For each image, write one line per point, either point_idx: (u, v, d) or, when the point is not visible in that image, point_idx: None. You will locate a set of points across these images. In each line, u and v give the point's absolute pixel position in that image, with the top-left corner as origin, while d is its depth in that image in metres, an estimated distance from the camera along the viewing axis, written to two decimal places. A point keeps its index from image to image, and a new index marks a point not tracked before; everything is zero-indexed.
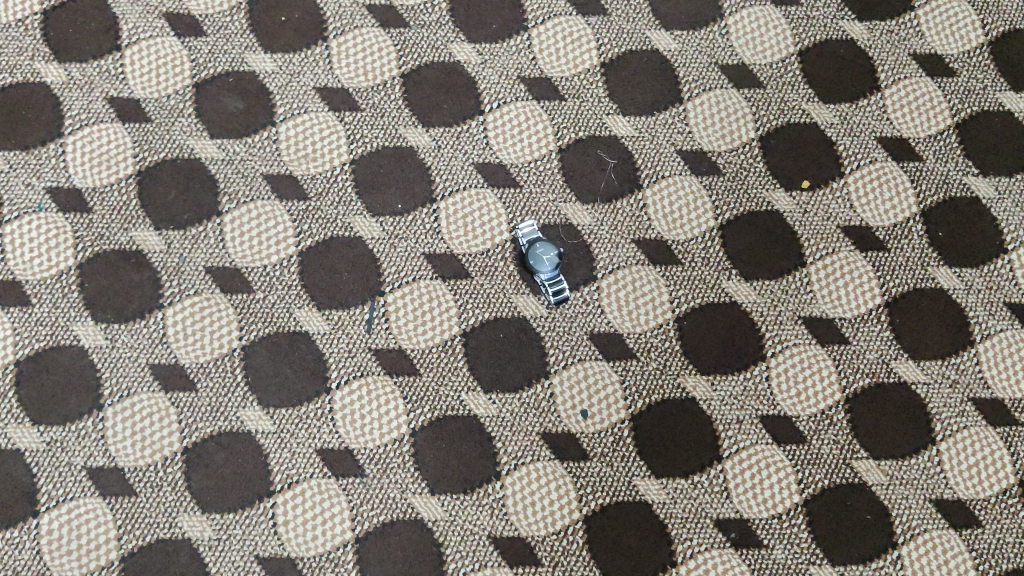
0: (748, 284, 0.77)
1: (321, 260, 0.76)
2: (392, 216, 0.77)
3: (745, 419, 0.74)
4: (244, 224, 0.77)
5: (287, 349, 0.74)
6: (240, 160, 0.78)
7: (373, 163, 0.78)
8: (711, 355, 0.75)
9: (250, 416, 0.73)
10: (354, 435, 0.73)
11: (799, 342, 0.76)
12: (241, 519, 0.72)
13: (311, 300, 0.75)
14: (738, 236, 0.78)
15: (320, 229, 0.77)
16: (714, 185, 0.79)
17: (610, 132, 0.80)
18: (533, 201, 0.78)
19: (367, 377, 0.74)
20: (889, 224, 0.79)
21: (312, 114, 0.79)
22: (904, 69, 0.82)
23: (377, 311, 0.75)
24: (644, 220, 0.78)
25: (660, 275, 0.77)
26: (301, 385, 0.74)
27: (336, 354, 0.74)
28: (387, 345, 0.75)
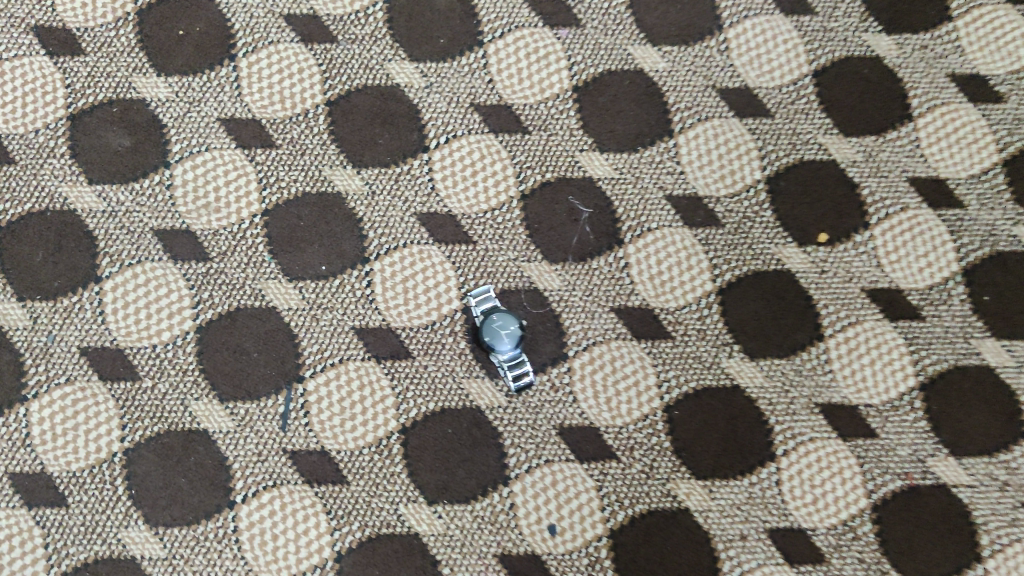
0: (753, 363, 0.62)
1: (224, 339, 0.61)
2: (314, 280, 0.62)
3: (750, 535, 0.60)
4: (129, 293, 0.62)
5: (180, 453, 0.60)
6: (125, 212, 0.63)
7: (292, 214, 0.63)
8: (708, 455, 0.61)
9: (134, 538, 0.59)
10: (264, 560, 0.59)
11: (816, 436, 0.62)
12: None
13: (212, 389, 0.61)
14: (741, 303, 0.63)
15: (222, 298, 0.62)
16: (711, 238, 0.64)
17: (584, 173, 0.65)
18: (489, 259, 0.63)
19: (282, 487, 0.60)
20: (924, 286, 0.65)
21: (215, 152, 0.65)
22: (942, 93, 0.67)
23: (294, 403, 0.61)
24: (626, 284, 0.63)
25: (645, 352, 0.62)
26: (198, 499, 0.59)
27: (243, 458, 0.60)
28: (306, 446, 0.60)
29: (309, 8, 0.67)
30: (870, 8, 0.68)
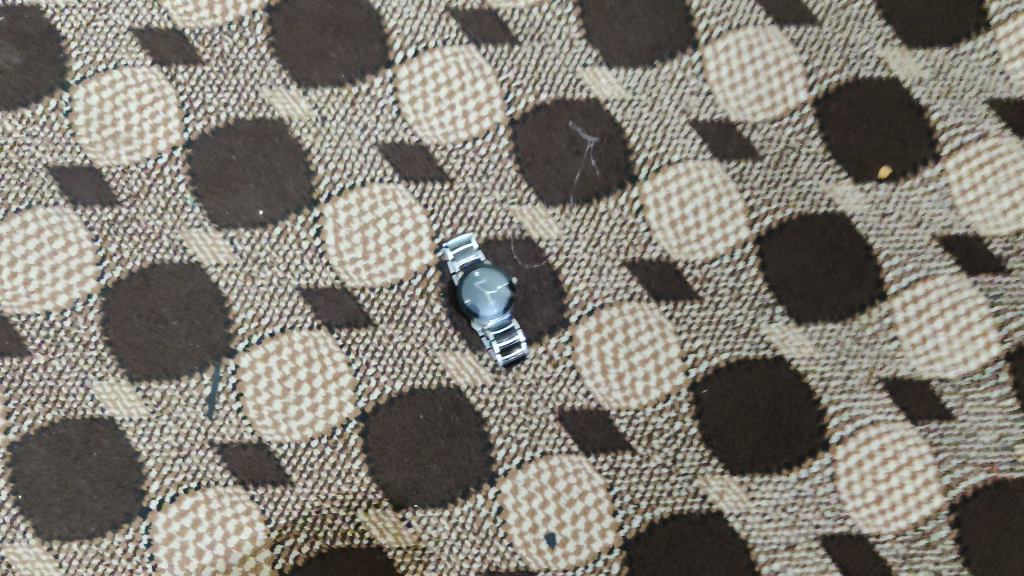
0: (801, 329, 0.50)
1: (135, 303, 0.49)
2: (248, 228, 0.50)
3: (799, 544, 0.48)
4: (17, 247, 0.49)
5: (80, 448, 0.47)
6: (13, 145, 0.50)
7: (222, 147, 0.50)
8: (745, 444, 0.49)
9: (23, 557, 0.47)
10: None
11: (879, 419, 0.50)
12: None
13: (119, 366, 0.48)
14: (783, 254, 0.51)
15: (134, 251, 0.49)
16: (746, 173, 0.52)
17: (587, 94, 0.52)
18: (469, 202, 0.50)
19: (208, 490, 0.47)
20: (1009, 231, 0.52)
21: (126, 70, 0.51)
22: None
23: (224, 383, 0.48)
24: (641, 232, 0.51)
25: (666, 316, 0.50)
26: (101, 506, 0.47)
27: (159, 454, 0.48)
28: (238, 437, 0.48)
29: None
30: None
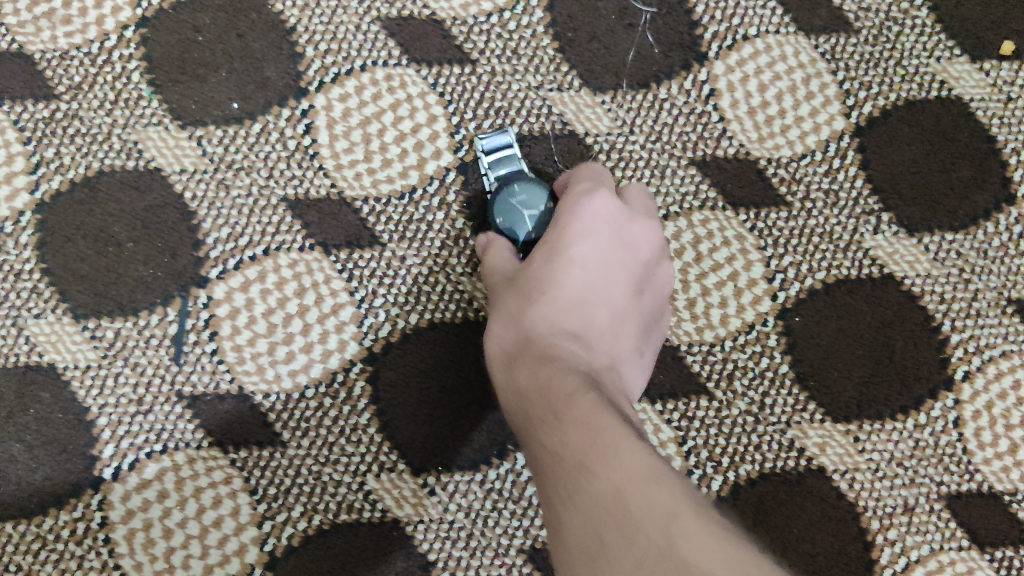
0: (913, 241, 0.40)
1: (78, 221, 0.38)
2: (220, 126, 0.39)
3: (915, 506, 0.39)
4: None
5: (12, 404, 0.37)
6: None
7: (182, 23, 0.40)
8: (850, 385, 0.39)
9: None
10: (155, 567, 0.37)
11: (1012, 350, 0.40)
12: None
13: (61, 302, 0.38)
14: (888, 149, 0.41)
15: (76, 156, 0.39)
16: (839, 50, 0.41)
17: None
18: (498, 88, 0.40)
19: (177, 454, 0.38)
20: None
21: None
22: None
23: (194, 321, 0.38)
24: (712, 123, 0.41)
25: (746, 228, 0.40)
26: (41, 476, 0.37)
27: (113, 410, 0.38)
28: (215, 387, 0.38)
29: None
30: None
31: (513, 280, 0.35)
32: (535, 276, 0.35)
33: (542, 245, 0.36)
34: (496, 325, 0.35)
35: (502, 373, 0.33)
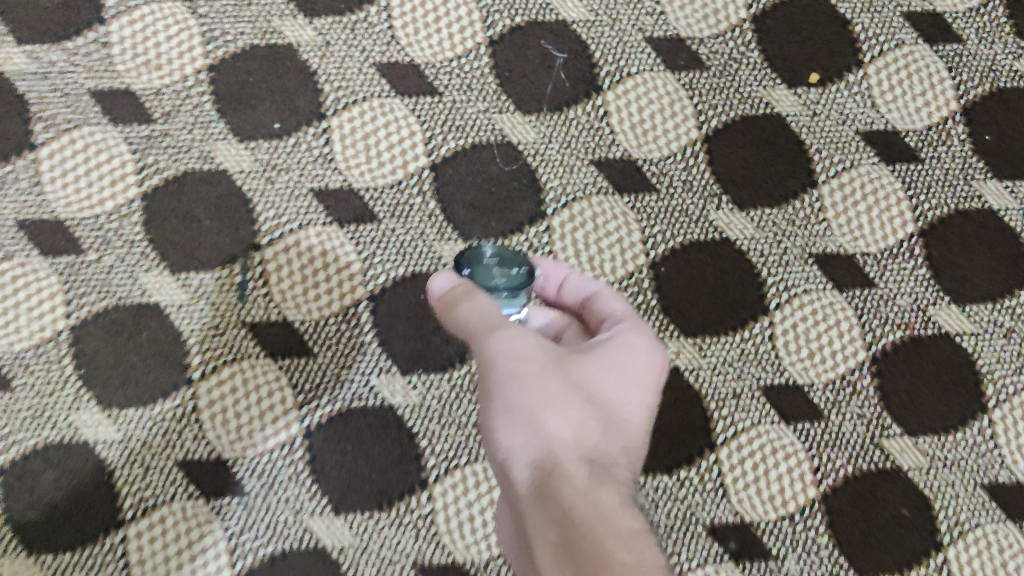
0: (743, 214, 0.58)
1: (172, 206, 0.57)
2: (267, 139, 0.58)
3: (744, 393, 0.57)
4: (68, 161, 0.57)
5: (131, 329, 0.55)
6: (59, 74, 0.58)
7: (240, 69, 0.59)
8: (699, 312, 0.57)
9: (85, 422, 0.54)
10: (228, 439, 0.55)
11: (812, 288, 0.58)
12: (80, 560, 0.53)
13: (162, 260, 0.56)
14: (728, 151, 0.59)
15: (169, 162, 0.57)
16: (695, 82, 0.60)
17: (556, 17, 0.60)
18: (458, 112, 0.59)
19: (243, 361, 0.55)
20: (919, 127, 0.61)
21: (152, 6, 0.60)
22: None
23: (252, 273, 0.56)
24: (605, 133, 0.59)
25: (629, 206, 0.58)
26: (152, 377, 0.55)
27: (199, 333, 0.56)
28: (267, 317, 0.56)
29: None
30: None
31: (574, 362, 0.41)
32: (598, 381, 0.41)
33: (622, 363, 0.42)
34: (559, 392, 0.39)
35: (565, 475, 0.37)
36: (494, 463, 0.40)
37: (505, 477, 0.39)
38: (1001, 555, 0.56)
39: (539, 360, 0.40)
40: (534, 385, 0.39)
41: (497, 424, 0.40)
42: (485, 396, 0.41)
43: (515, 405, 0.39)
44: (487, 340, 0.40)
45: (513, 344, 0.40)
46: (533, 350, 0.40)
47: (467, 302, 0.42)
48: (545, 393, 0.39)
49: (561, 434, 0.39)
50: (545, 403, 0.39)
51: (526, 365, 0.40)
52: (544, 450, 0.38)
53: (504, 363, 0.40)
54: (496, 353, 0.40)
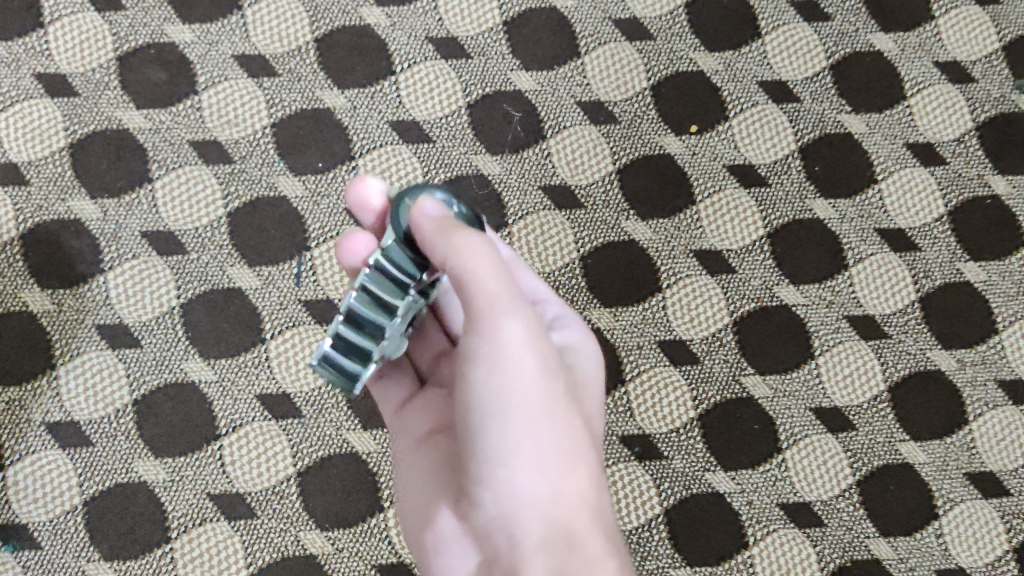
0: (644, 223, 0.84)
1: (248, 221, 0.82)
2: (314, 174, 0.84)
3: (645, 345, 0.82)
4: (175, 189, 0.82)
5: (223, 304, 0.81)
6: (167, 129, 0.83)
7: (293, 126, 0.84)
8: (613, 289, 0.83)
9: (192, 368, 0.80)
10: (290, 379, 0.80)
11: (691, 273, 0.84)
12: (191, 461, 0.78)
13: (242, 258, 0.82)
14: (633, 180, 0.85)
15: (246, 191, 0.83)
16: (611, 132, 0.86)
17: (514, 87, 0.86)
18: (445, 154, 0.85)
19: (299, 326, 0.81)
20: (770, 161, 0.87)
21: (233, 81, 0.84)
22: (783, 16, 0.89)
23: (305, 265, 0.82)
24: (548, 167, 0.85)
25: (565, 219, 0.84)
26: (237, 337, 0.80)
27: (269, 307, 0.81)
28: (316, 296, 0.81)
29: None
30: None
31: (573, 401, 0.53)
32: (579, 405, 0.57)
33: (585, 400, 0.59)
34: (572, 445, 0.51)
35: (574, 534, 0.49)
36: (490, 489, 0.52)
37: (505, 504, 0.51)
38: (821, 456, 0.82)
39: (558, 407, 0.51)
40: (553, 427, 0.51)
41: (512, 454, 0.50)
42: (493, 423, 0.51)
43: (536, 440, 0.50)
44: (500, 325, 0.49)
45: (530, 372, 0.50)
46: (552, 398, 0.51)
47: (472, 237, 0.49)
48: (562, 443, 0.51)
49: (571, 488, 0.51)
50: (564, 461, 0.51)
51: (540, 403, 0.50)
52: (556, 494, 0.50)
53: (524, 391, 0.50)
54: (518, 375, 0.50)
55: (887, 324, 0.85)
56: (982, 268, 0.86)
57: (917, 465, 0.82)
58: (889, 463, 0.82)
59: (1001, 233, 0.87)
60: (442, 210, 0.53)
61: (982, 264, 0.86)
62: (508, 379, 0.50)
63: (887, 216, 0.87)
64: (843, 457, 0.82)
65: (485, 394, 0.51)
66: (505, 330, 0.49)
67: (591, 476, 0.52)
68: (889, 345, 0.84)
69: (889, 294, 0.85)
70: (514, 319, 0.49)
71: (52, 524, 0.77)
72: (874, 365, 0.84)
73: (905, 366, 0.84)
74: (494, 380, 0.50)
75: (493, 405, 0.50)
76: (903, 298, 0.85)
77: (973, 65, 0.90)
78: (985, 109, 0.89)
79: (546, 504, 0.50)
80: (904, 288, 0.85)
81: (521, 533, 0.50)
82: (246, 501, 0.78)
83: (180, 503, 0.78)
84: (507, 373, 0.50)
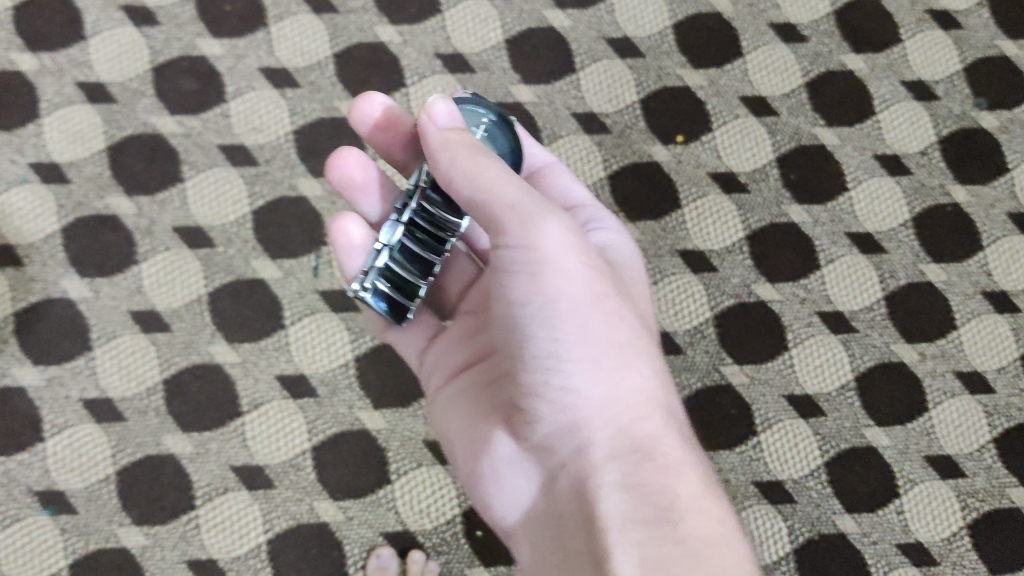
0: (633, 224, 0.92)
1: (271, 217, 0.90)
2: None
3: None
4: (204, 188, 0.90)
5: (246, 293, 0.88)
6: (197, 134, 0.91)
7: (313, 132, 0.92)
8: None
9: (218, 351, 0.87)
10: (307, 362, 0.87)
11: (676, 271, 0.91)
12: (216, 436, 0.86)
13: (265, 252, 0.89)
14: (623, 185, 0.93)
15: (269, 190, 0.90)
16: (603, 141, 0.93)
17: (515, 99, 0.94)
18: None
19: (316, 314, 0.88)
20: (749, 169, 0.94)
21: (258, 91, 0.93)
22: (762, 37, 0.97)
23: (322, 258, 0.89)
24: None
25: None
26: (259, 323, 0.88)
27: (289, 296, 0.88)
28: (332, 287, 0.89)
29: None
30: None
31: (619, 298, 0.59)
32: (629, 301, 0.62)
33: (632, 290, 0.64)
34: (624, 342, 0.57)
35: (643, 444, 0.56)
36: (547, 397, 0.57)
37: (561, 412, 0.57)
38: (794, 439, 0.89)
39: (607, 306, 0.57)
40: (605, 329, 0.57)
41: (568, 360, 0.56)
42: (545, 333, 0.56)
43: (590, 341, 0.56)
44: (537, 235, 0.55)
45: (576, 276, 0.56)
46: (598, 301, 0.57)
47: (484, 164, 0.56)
48: (617, 343, 0.57)
49: (629, 388, 0.57)
50: (620, 363, 0.57)
51: (588, 306, 0.56)
52: (615, 395, 0.57)
53: (573, 296, 0.56)
54: (563, 280, 0.56)
55: (855, 319, 0.92)
56: (943, 269, 0.94)
57: (881, 448, 0.90)
58: (854, 446, 0.90)
59: (959, 238, 0.95)
60: (456, 125, 0.59)
61: (942, 266, 0.94)
62: (554, 287, 0.56)
63: (857, 221, 0.94)
64: (813, 441, 0.89)
65: (532, 305, 0.57)
66: (544, 235, 0.55)
67: (647, 374, 0.58)
68: (856, 338, 0.92)
69: (857, 293, 0.93)
70: (551, 224, 0.56)
71: (87, 491, 0.84)
72: (843, 357, 0.91)
73: (871, 358, 0.92)
74: (541, 289, 0.56)
75: (542, 316, 0.57)
76: (870, 295, 0.93)
77: (937, 85, 0.98)
78: (947, 125, 0.97)
79: (607, 407, 0.57)
80: (871, 287, 0.93)
81: (590, 439, 0.56)
82: (265, 472, 0.85)
83: (205, 474, 0.85)
84: (554, 280, 0.56)
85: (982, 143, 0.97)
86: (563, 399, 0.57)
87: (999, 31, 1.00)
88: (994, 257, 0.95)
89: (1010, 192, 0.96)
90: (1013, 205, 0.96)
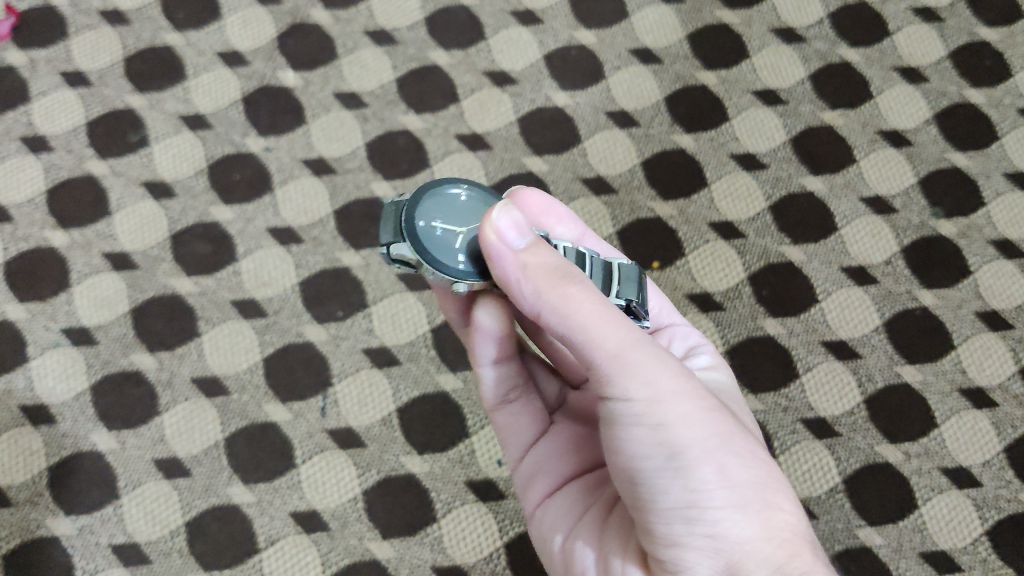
0: None
1: (281, 364, 0.97)
2: (335, 321, 0.99)
3: None
4: (219, 341, 0.98)
5: (260, 435, 0.95)
6: (212, 292, 1.00)
7: (316, 283, 1.00)
8: None
9: (235, 492, 0.93)
10: (318, 498, 0.93)
11: None
12: (235, 572, 0.90)
13: (275, 396, 0.96)
14: None
15: (278, 338, 0.98)
16: None
17: None
18: None
19: (325, 451, 0.94)
20: (723, 288, 1.01)
21: (265, 249, 1.01)
22: (724, 167, 1.06)
23: (328, 399, 0.96)
24: None
25: None
26: (273, 463, 0.94)
27: (299, 436, 0.95)
28: (338, 425, 0.96)
29: (318, 154, 1.06)
30: (675, 119, 1.08)
31: (745, 434, 0.60)
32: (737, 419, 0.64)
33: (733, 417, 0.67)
34: (760, 482, 0.58)
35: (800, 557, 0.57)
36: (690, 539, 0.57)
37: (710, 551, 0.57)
38: None
39: (736, 448, 0.58)
40: (743, 465, 0.58)
41: (709, 506, 0.57)
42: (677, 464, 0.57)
43: (730, 485, 0.57)
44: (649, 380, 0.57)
45: (697, 422, 0.58)
46: (723, 434, 0.58)
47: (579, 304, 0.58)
48: (752, 484, 0.58)
49: (778, 525, 0.57)
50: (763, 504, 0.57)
51: (721, 445, 0.58)
52: (766, 536, 0.57)
53: (701, 441, 0.57)
54: (689, 431, 0.57)
55: (837, 423, 0.96)
56: (918, 369, 0.99)
57: (876, 548, 0.92)
58: (850, 546, 0.92)
59: (931, 339, 1.00)
60: (519, 241, 0.60)
61: (917, 366, 0.99)
62: (681, 439, 0.57)
63: (830, 329, 1.00)
64: None
65: (656, 452, 0.57)
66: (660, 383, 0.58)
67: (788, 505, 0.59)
68: (841, 442, 0.96)
69: (837, 398, 0.97)
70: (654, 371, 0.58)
71: None
72: (829, 461, 0.95)
73: (857, 460, 0.95)
74: (668, 439, 0.57)
75: (673, 464, 0.57)
76: (850, 400, 0.97)
77: (894, 199, 1.05)
78: (908, 234, 1.03)
79: (760, 549, 0.56)
80: (849, 392, 0.97)
81: None
82: None
83: None
84: (674, 428, 0.57)
85: (944, 249, 1.03)
86: (711, 546, 0.57)
87: (947, 145, 1.07)
88: (967, 355, 0.99)
89: (975, 292, 1.02)
90: (980, 304, 1.01)
